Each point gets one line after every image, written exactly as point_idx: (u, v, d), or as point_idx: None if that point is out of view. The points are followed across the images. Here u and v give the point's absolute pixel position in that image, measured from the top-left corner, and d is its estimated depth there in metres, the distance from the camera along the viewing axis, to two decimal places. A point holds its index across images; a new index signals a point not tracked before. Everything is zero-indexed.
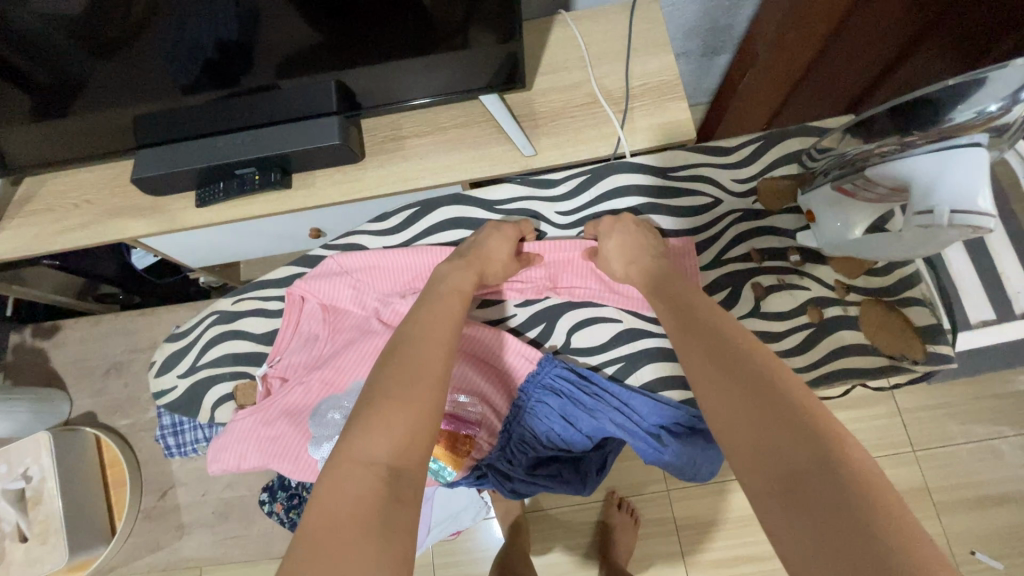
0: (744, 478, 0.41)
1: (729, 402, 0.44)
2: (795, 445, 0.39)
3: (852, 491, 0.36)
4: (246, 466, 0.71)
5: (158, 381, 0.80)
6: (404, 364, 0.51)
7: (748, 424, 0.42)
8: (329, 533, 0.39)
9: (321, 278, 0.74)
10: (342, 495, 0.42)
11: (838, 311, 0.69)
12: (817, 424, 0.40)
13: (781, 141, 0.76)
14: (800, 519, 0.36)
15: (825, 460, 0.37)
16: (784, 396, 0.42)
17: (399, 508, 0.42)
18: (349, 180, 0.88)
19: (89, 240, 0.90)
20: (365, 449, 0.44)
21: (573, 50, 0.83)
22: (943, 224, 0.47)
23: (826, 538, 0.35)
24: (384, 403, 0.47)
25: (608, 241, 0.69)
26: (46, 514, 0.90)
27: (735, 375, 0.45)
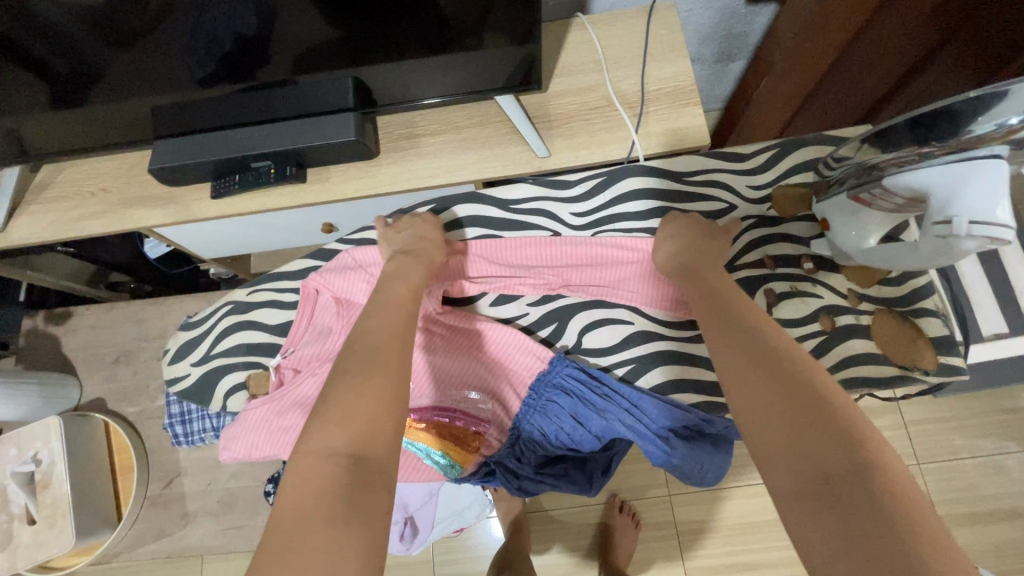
0: (770, 474, 0.41)
1: (764, 398, 0.44)
2: (828, 445, 0.39)
3: (881, 494, 0.36)
4: (258, 455, 0.72)
5: (172, 368, 0.81)
6: (358, 354, 0.52)
7: (781, 421, 0.42)
8: (294, 524, 0.39)
9: (336, 272, 0.74)
10: (306, 487, 0.42)
11: (850, 319, 0.69)
12: (851, 428, 0.40)
13: (796, 149, 0.76)
14: (827, 519, 0.37)
15: (858, 463, 0.38)
16: (821, 398, 0.42)
17: (365, 493, 0.42)
18: (362, 175, 0.88)
19: (104, 229, 0.91)
20: (324, 440, 0.44)
21: (590, 53, 0.84)
22: (961, 235, 0.48)
23: (853, 539, 0.35)
24: (345, 393, 0.47)
25: (668, 228, 0.69)
26: (53, 499, 0.91)
27: (773, 373, 0.45)
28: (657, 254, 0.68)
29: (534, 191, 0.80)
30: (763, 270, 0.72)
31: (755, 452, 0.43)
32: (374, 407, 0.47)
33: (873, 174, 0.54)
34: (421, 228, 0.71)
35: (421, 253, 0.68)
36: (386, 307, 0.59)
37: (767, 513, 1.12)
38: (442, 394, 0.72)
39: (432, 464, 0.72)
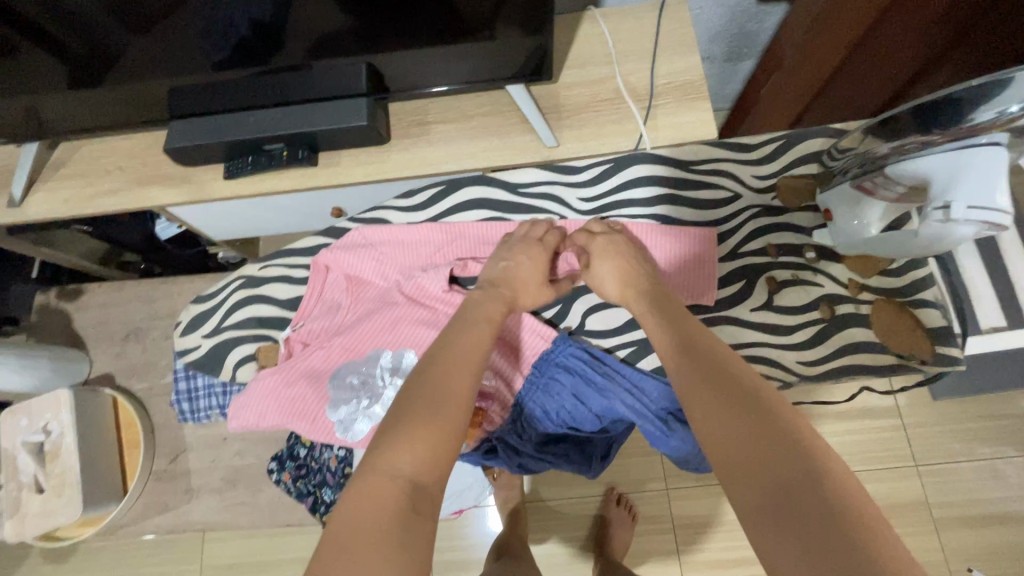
0: (731, 488, 0.42)
1: (720, 415, 0.45)
2: (786, 461, 0.40)
3: (838, 505, 0.37)
4: (264, 425, 0.74)
5: (183, 340, 0.82)
6: (434, 382, 0.52)
7: (739, 437, 0.43)
8: (353, 539, 0.41)
9: (347, 250, 0.77)
10: (367, 503, 0.43)
11: (850, 308, 0.70)
12: (807, 442, 0.41)
13: (804, 141, 0.77)
14: (785, 529, 0.37)
15: (812, 476, 0.39)
16: (776, 414, 0.43)
17: (417, 521, 0.43)
18: (372, 161, 0.89)
19: (118, 206, 0.93)
20: (393, 462, 0.46)
21: (601, 46, 0.84)
22: (959, 219, 0.48)
23: (813, 550, 0.35)
24: (417, 421, 0.48)
25: (602, 263, 0.67)
26: (62, 469, 0.93)
27: (727, 393, 0.46)
28: (606, 291, 0.67)
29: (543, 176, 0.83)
30: (765, 258, 0.73)
31: (717, 466, 0.44)
32: (439, 438, 0.48)
33: (874, 163, 0.56)
34: (521, 258, 0.69)
35: (507, 291, 0.66)
36: (467, 336, 0.58)
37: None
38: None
39: None
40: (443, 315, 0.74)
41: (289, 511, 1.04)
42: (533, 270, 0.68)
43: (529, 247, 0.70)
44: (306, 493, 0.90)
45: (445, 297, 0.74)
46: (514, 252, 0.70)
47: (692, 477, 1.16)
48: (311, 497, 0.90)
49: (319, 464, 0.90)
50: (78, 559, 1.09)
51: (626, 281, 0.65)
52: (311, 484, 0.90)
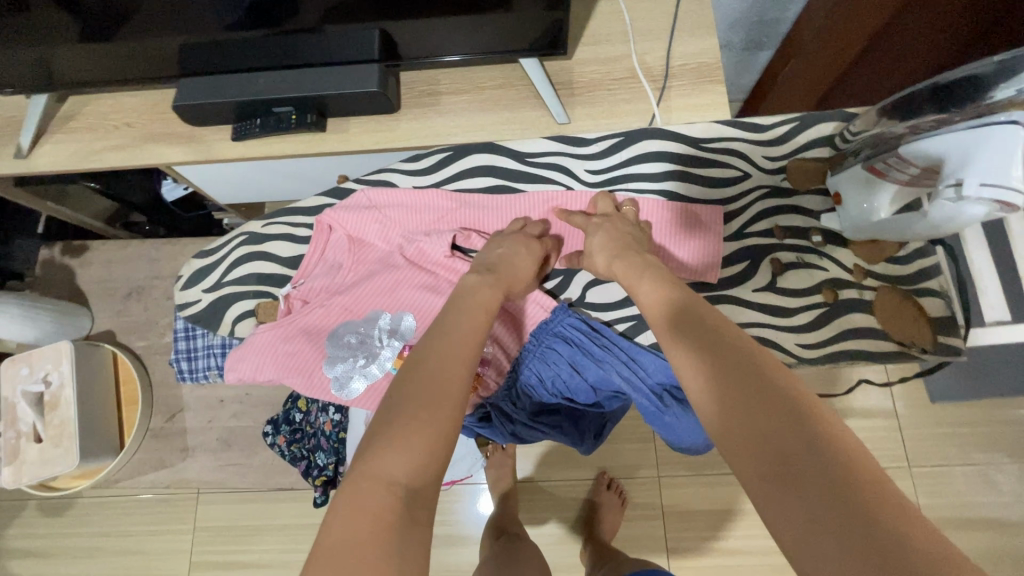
0: (738, 471, 0.40)
1: (718, 397, 0.42)
2: (786, 431, 0.38)
3: (845, 476, 0.35)
4: (261, 378, 0.74)
5: (183, 293, 0.82)
6: (424, 375, 0.50)
7: (736, 409, 0.41)
8: (348, 554, 0.38)
9: (350, 210, 0.76)
10: (360, 513, 0.40)
11: (853, 294, 0.70)
12: (811, 416, 0.39)
13: (818, 121, 0.72)
14: (797, 510, 0.35)
15: (817, 448, 0.37)
16: (776, 391, 0.41)
17: (414, 527, 0.41)
18: (381, 128, 0.89)
19: (126, 161, 0.93)
20: (385, 466, 0.43)
21: (617, 24, 0.84)
22: (971, 197, 0.47)
23: (820, 521, 0.34)
24: (410, 419, 0.46)
25: (591, 240, 0.67)
26: (61, 419, 0.94)
27: (724, 366, 0.44)
28: (595, 263, 0.67)
29: (551, 145, 0.77)
30: (771, 240, 0.72)
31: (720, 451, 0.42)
32: (432, 435, 0.45)
33: (890, 144, 0.55)
34: (515, 247, 0.68)
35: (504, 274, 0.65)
36: (459, 327, 0.56)
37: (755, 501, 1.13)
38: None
39: None
40: (443, 280, 0.75)
41: (282, 474, 1.06)
42: (523, 256, 0.68)
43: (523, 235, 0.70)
44: (299, 457, 0.91)
45: (446, 262, 0.75)
46: (511, 241, 0.69)
47: (684, 466, 1.16)
48: (304, 461, 0.90)
49: (315, 428, 0.90)
50: (75, 512, 1.11)
51: (611, 251, 0.64)
52: (306, 448, 0.91)
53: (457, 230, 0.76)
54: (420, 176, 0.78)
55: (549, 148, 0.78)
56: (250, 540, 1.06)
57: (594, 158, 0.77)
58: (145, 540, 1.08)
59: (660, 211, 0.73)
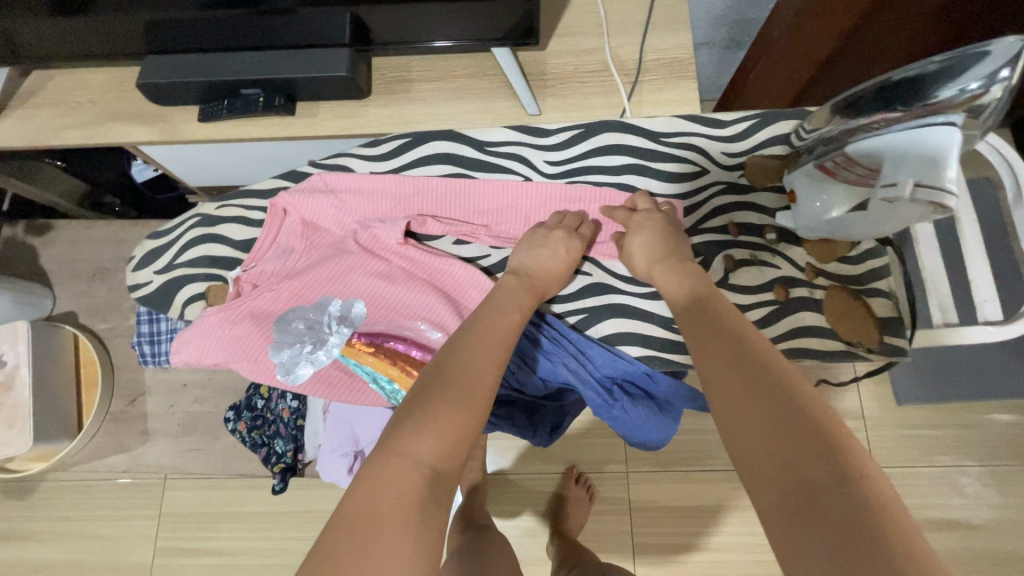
0: (749, 485, 0.40)
1: (745, 410, 0.43)
2: (810, 458, 0.38)
3: (861, 509, 0.35)
4: (206, 362, 0.74)
5: (135, 275, 0.81)
6: (458, 370, 0.52)
7: (761, 427, 0.41)
8: (369, 523, 0.40)
9: (305, 194, 0.75)
10: (386, 486, 0.43)
11: (804, 292, 0.70)
12: (832, 434, 0.39)
13: (779, 119, 0.72)
14: (806, 528, 0.35)
15: (832, 470, 0.37)
16: (794, 405, 0.42)
17: (435, 509, 0.43)
18: (351, 114, 0.88)
19: (87, 140, 0.90)
20: (414, 446, 0.45)
21: (591, 17, 0.84)
22: (905, 197, 0.48)
23: (832, 551, 0.34)
24: (441, 407, 0.48)
25: (635, 238, 0.66)
26: (16, 400, 0.92)
27: (754, 380, 0.44)
28: (635, 261, 0.67)
29: (511, 135, 0.76)
30: (725, 236, 0.72)
31: (734, 462, 0.42)
32: (462, 423, 0.48)
33: (840, 143, 0.55)
34: (555, 246, 0.68)
35: (539, 278, 0.67)
36: (494, 328, 0.59)
37: (722, 500, 1.14)
38: (384, 318, 0.74)
39: (377, 389, 0.72)
40: (397, 268, 0.76)
41: (245, 460, 1.06)
42: (552, 257, 0.68)
43: (563, 233, 0.70)
44: (260, 444, 0.91)
45: (401, 250, 0.75)
46: (551, 242, 0.69)
47: (653, 462, 1.17)
48: (264, 449, 0.90)
49: (274, 415, 0.89)
50: (36, 497, 1.09)
51: (656, 253, 0.64)
52: (267, 435, 0.90)
53: (415, 217, 0.76)
54: (379, 162, 0.77)
55: (510, 137, 0.77)
56: (211, 527, 1.05)
57: (555, 149, 0.75)
58: (102, 525, 1.07)
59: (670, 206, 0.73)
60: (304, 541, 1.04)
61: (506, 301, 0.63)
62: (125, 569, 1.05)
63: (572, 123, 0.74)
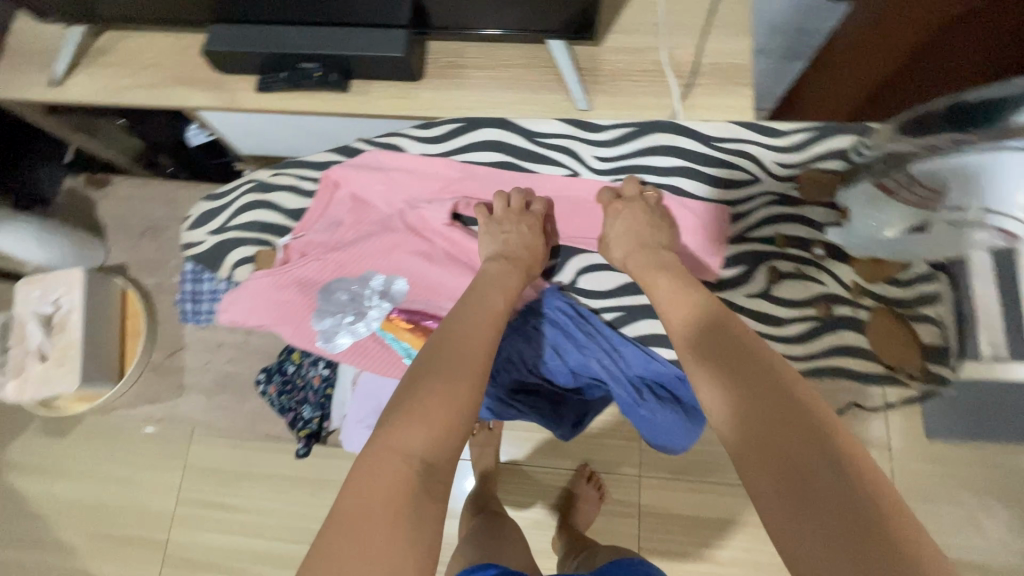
0: (748, 474, 0.45)
1: (746, 407, 0.47)
2: (808, 447, 0.43)
3: (853, 489, 0.41)
4: (251, 323, 0.79)
5: (189, 234, 0.84)
6: (449, 360, 0.54)
7: (760, 421, 0.46)
8: (365, 519, 0.43)
9: (358, 169, 0.77)
10: (379, 483, 0.45)
11: (846, 311, 0.70)
12: (826, 429, 0.44)
13: (841, 132, 0.68)
14: (809, 524, 0.40)
15: (833, 472, 0.41)
16: (798, 405, 0.46)
17: (428, 500, 0.45)
18: (403, 96, 0.89)
19: (151, 100, 0.94)
20: (405, 440, 0.47)
21: (650, 16, 0.84)
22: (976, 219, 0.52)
23: (825, 526, 0.40)
24: (430, 398, 0.50)
25: (614, 225, 0.70)
26: (67, 342, 0.97)
27: (752, 379, 0.49)
28: (613, 251, 0.70)
29: (561, 127, 0.75)
30: (770, 247, 0.72)
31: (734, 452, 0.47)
32: (450, 411, 0.50)
33: (902, 163, 0.55)
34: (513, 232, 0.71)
35: (517, 259, 0.69)
36: (480, 312, 0.61)
37: (731, 514, 1.13)
38: (423, 298, 0.77)
39: None
40: (440, 249, 0.78)
41: (270, 424, 1.09)
42: (525, 242, 0.70)
43: (520, 218, 0.72)
44: (287, 408, 0.94)
45: (445, 232, 0.77)
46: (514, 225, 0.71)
47: (666, 469, 1.16)
48: (291, 413, 0.93)
49: (305, 381, 0.92)
50: (74, 436, 1.16)
51: (636, 241, 0.68)
52: (296, 400, 0.93)
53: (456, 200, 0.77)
54: (425, 145, 0.76)
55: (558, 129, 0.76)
56: (234, 483, 1.10)
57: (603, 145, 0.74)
58: (134, 469, 1.13)
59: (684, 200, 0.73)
60: (318, 507, 1.08)
61: (492, 287, 0.65)
62: (150, 513, 1.11)
63: (626, 120, 0.72)
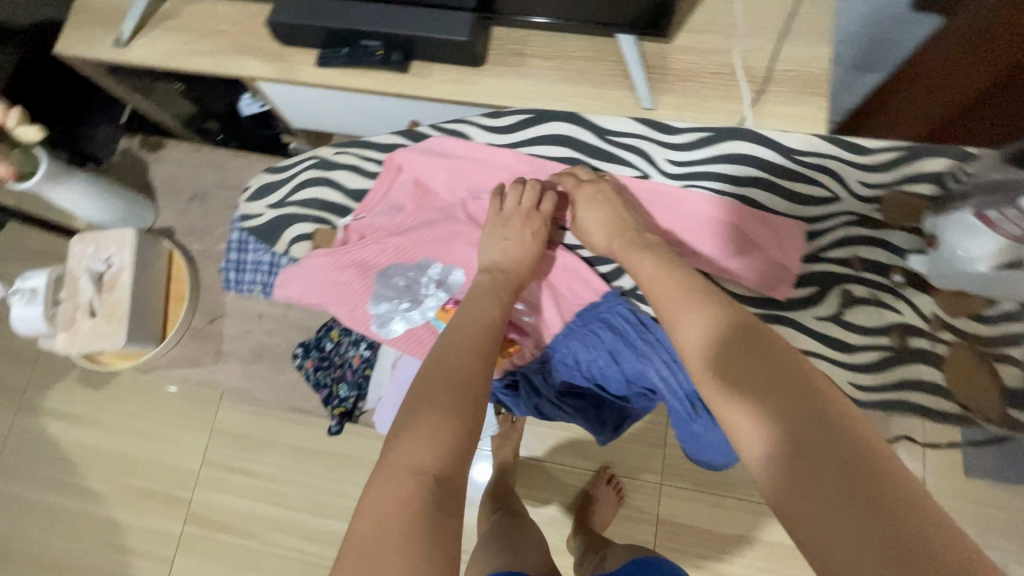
0: (745, 439, 0.48)
1: (740, 378, 0.50)
2: (802, 410, 0.46)
3: (847, 445, 0.43)
4: (307, 300, 0.81)
5: (247, 205, 0.86)
6: (445, 369, 0.55)
7: (754, 389, 0.48)
8: (382, 540, 0.43)
9: (424, 155, 0.78)
10: (392, 502, 0.45)
11: (925, 343, 0.68)
12: (816, 394, 0.47)
13: (932, 155, 0.68)
14: (807, 479, 0.43)
15: (829, 432, 0.44)
16: (789, 372, 0.49)
17: (445, 517, 0.45)
18: (464, 81, 0.86)
19: (212, 67, 0.93)
20: (412, 457, 0.47)
21: (727, 16, 0.80)
22: None
23: (821, 479, 0.42)
24: (432, 407, 0.51)
25: (587, 213, 0.71)
26: (116, 299, 0.98)
27: (746, 353, 0.51)
28: (593, 239, 0.71)
29: (635, 126, 0.75)
30: (848, 268, 0.71)
31: (728, 421, 0.49)
32: (452, 419, 0.50)
33: (1010, 195, 0.62)
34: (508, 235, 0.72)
35: (511, 272, 0.70)
36: (472, 322, 0.62)
37: (746, 530, 1.11)
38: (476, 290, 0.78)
39: None
40: None
41: (302, 398, 1.10)
42: (520, 251, 0.71)
43: (524, 220, 0.73)
44: (323, 384, 0.95)
45: None
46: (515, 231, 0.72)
47: (689, 479, 1.14)
48: (326, 390, 0.94)
49: (342, 359, 0.93)
50: (111, 389, 1.19)
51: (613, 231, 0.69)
52: (331, 377, 0.94)
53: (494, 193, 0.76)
54: (500, 133, 0.78)
55: (632, 127, 0.75)
56: (261, 450, 1.12)
57: (678, 148, 0.74)
58: (167, 427, 1.16)
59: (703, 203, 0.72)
60: (338, 482, 1.10)
61: (487, 295, 0.66)
62: (177, 471, 1.14)
63: (703, 124, 0.72)
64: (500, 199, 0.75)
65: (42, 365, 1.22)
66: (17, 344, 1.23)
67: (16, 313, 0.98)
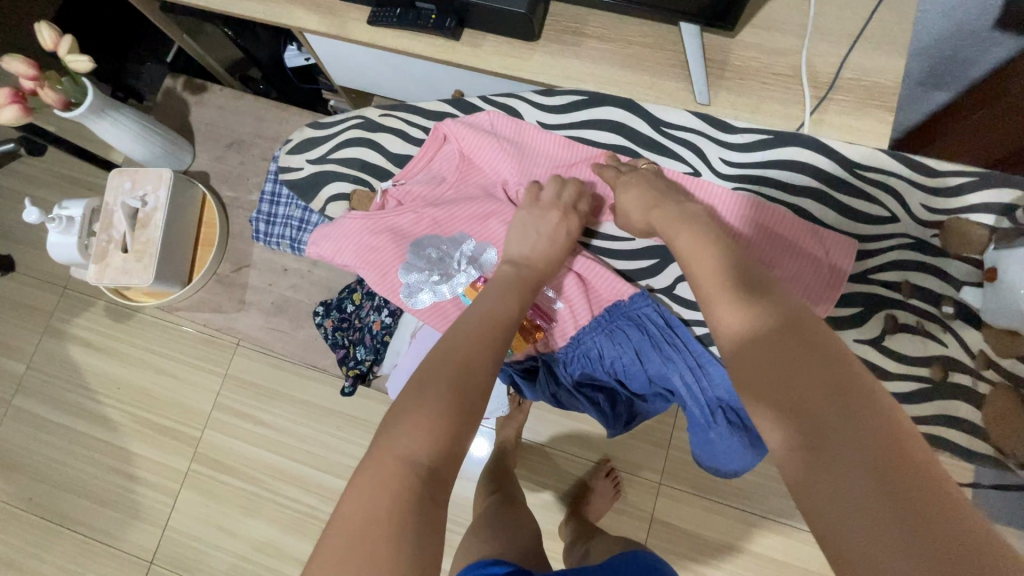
0: (767, 432, 0.42)
1: (763, 366, 0.44)
2: (827, 401, 0.39)
3: (876, 444, 0.36)
4: (339, 260, 0.82)
5: (288, 158, 0.91)
6: (450, 360, 0.52)
7: (778, 380, 0.42)
8: (370, 529, 0.41)
9: (471, 128, 0.81)
10: (379, 491, 0.43)
11: (965, 379, 0.72)
12: (849, 383, 0.40)
13: (999, 186, 0.70)
14: (826, 481, 0.37)
15: (861, 428, 0.37)
16: (821, 358, 0.42)
17: (435, 510, 0.44)
18: (512, 55, 0.81)
19: (260, 14, 0.91)
20: (402, 444, 0.45)
21: (799, 14, 0.74)
22: None
23: (842, 482, 0.36)
24: (427, 399, 0.48)
25: (624, 194, 0.71)
26: (147, 239, 1.00)
27: (773, 337, 0.45)
28: (633, 218, 0.71)
29: (696, 122, 0.77)
30: (896, 293, 0.74)
31: (752, 411, 0.44)
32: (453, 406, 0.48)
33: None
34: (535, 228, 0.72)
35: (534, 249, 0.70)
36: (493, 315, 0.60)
37: (728, 536, 1.08)
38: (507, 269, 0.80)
39: None
40: None
41: (319, 354, 1.12)
42: (543, 228, 0.72)
43: (563, 214, 0.73)
44: (339, 344, 0.96)
45: None
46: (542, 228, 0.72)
47: (693, 486, 1.11)
48: (343, 350, 0.95)
49: (362, 323, 0.93)
50: (135, 323, 1.22)
51: (648, 202, 0.67)
52: (349, 338, 0.95)
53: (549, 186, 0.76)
54: (563, 115, 0.81)
55: (693, 122, 0.77)
56: (272, 401, 1.14)
57: (733, 148, 0.76)
58: (185, 368, 1.18)
59: (734, 201, 0.75)
60: (343, 440, 1.11)
61: (509, 279, 0.65)
62: (189, 411, 1.17)
63: (763, 127, 0.74)
64: (539, 189, 0.76)
65: (71, 292, 1.25)
66: (49, 267, 1.26)
67: (50, 239, 1.00)
